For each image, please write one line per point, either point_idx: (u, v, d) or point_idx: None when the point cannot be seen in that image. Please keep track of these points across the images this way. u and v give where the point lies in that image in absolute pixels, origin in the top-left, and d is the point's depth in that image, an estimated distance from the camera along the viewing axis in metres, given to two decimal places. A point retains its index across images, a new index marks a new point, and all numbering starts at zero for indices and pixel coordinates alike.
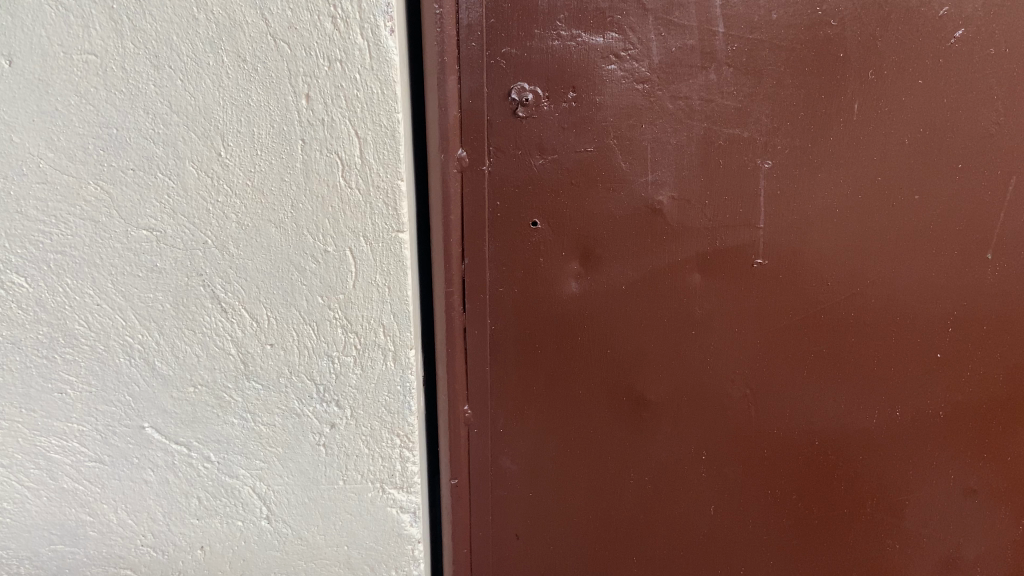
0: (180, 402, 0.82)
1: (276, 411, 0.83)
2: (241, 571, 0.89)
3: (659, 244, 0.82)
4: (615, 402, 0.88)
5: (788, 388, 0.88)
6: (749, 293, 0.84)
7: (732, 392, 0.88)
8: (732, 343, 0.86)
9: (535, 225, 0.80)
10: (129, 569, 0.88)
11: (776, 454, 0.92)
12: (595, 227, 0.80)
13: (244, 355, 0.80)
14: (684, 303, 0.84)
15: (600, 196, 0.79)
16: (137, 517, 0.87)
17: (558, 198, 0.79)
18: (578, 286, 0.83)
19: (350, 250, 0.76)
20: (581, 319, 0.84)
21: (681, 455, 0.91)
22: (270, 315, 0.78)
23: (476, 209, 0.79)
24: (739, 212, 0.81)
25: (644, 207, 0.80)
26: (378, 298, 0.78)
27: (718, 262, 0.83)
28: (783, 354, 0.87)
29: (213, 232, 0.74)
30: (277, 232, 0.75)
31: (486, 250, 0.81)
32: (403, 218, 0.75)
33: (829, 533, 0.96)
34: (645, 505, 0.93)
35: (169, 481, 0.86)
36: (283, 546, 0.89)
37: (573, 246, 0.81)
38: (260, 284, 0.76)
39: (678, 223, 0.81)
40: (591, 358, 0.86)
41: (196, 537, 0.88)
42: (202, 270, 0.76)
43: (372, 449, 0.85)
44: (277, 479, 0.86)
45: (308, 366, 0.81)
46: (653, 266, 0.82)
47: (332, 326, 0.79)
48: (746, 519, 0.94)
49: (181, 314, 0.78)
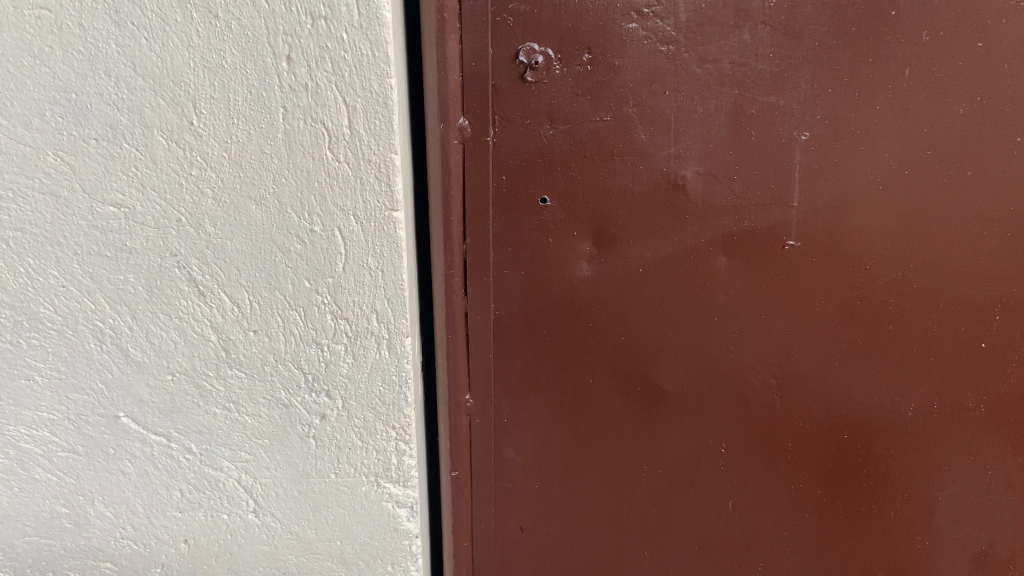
0: (157, 390, 0.76)
1: (261, 402, 0.77)
2: (227, 565, 0.86)
3: (681, 223, 0.74)
4: (628, 392, 0.81)
5: (817, 379, 0.81)
6: (778, 278, 0.77)
7: (756, 383, 0.81)
8: (758, 330, 0.79)
9: (544, 202, 0.73)
10: (109, 562, 0.85)
11: (800, 447, 0.85)
12: (610, 205, 0.73)
13: (226, 342, 0.73)
14: (707, 287, 0.77)
15: (616, 171, 0.72)
16: (115, 509, 0.83)
17: (569, 172, 0.72)
18: (591, 268, 0.75)
19: (339, 230, 0.68)
20: (593, 304, 0.77)
21: (698, 447, 0.85)
22: (252, 299, 0.71)
23: (479, 183, 0.72)
24: (772, 189, 0.73)
25: (665, 182, 0.73)
26: (370, 282, 0.70)
27: (744, 243, 0.75)
28: (812, 343, 0.80)
29: (187, 208, 0.67)
30: (258, 209, 0.67)
31: (491, 229, 0.73)
32: (398, 195, 0.67)
33: (854, 530, 0.90)
34: (656, 499, 0.88)
35: (148, 473, 0.82)
36: (272, 540, 0.85)
37: (586, 224, 0.74)
38: (240, 266, 0.69)
39: (702, 201, 0.73)
40: (602, 345, 0.79)
41: (179, 530, 0.84)
42: (176, 250, 0.68)
43: (365, 441, 0.80)
44: (264, 472, 0.82)
45: (295, 354, 0.74)
46: (674, 247, 0.75)
47: (320, 312, 0.72)
48: (765, 514, 0.88)
49: (155, 299, 0.71)
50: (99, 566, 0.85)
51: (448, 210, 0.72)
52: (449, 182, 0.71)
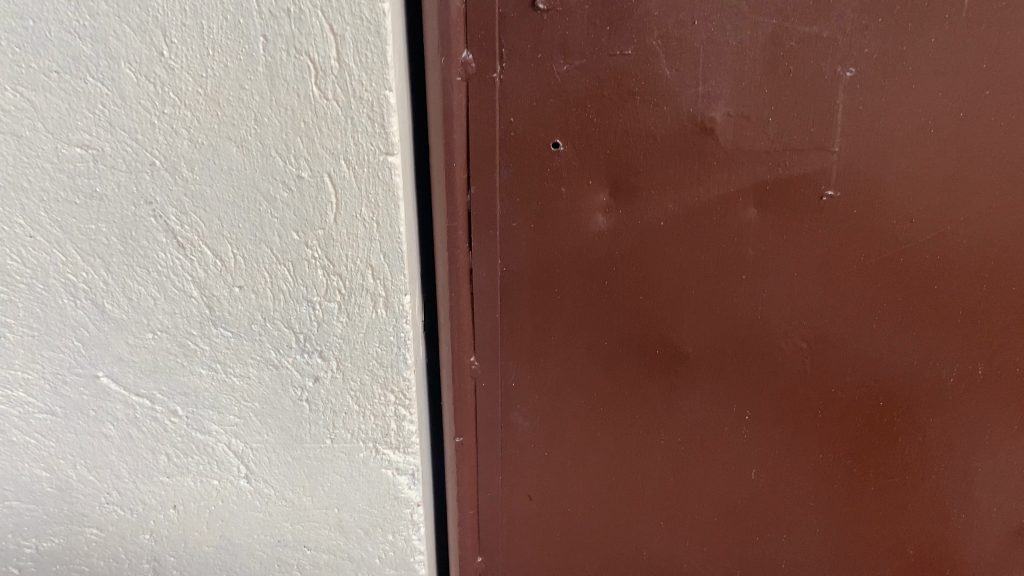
0: (137, 350, 0.71)
1: (250, 362, 0.71)
2: (220, 532, 0.83)
3: (707, 171, 0.66)
4: (646, 354, 0.75)
5: (852, 343, 0.74)
6: (812, 233, 0.69)
7: (786, 348, 0.74)
8: (790, 291, 0.71)
9: (557, 147, 0.66)
10: (95, 528, 0.81)
11: (832, 416, 0.79)
12: (630, 150, 0.66)
13: (209, 299, 0.67)
14: (735, 243, 0.69)
15: (636, 113, 0.64)
16: (99, 473, 0.78)
17: (585, 113, 0.64)
18: (607, 221, 0.69)
19: (329, 176, 0.62)
20: (609, 260, 0.70)
21: (720, 414, 0.79)
22: (236, 253, 0.65)
23: (483, 125, 0.65)
24: (809, 132, 0.65)
25: (691, 125, 0.65)
26: (364, 235, 0.64)
27: (778, 194, 0.67)
28: (848, 306, 0.72)
29: (160, 150, 0.61)
30: (239, 152, 0.61)
31: (497, 176, 0.67)
32: (393, 137, 0.60)
33: (885, 502, 0.84)
34: (674, 466, 0.82)
35: (132, 436, 0.77)
36: (265, 507, 0.82)
37: (602, 172, 0.67)
38: (222, 215, 0.63)
39: (732, 146, 0.65)
40: (619, 305, 0.73)
41: (168, 496, 0.81)
42: (151, 196, 0.62)
43: (363, 407, 0.74)
44: (255, 436, 0.77)
45: (284, 313, 0.68)
46: (699, 199, 0.68)
47: (310, 267, 0.66)
48: (791, 484, 0.83)
49: (131, 251, 0.65)
50: (85, 532, 0.81)
51: (450, 155, 0.65)
52: (451, 124, 0.64)
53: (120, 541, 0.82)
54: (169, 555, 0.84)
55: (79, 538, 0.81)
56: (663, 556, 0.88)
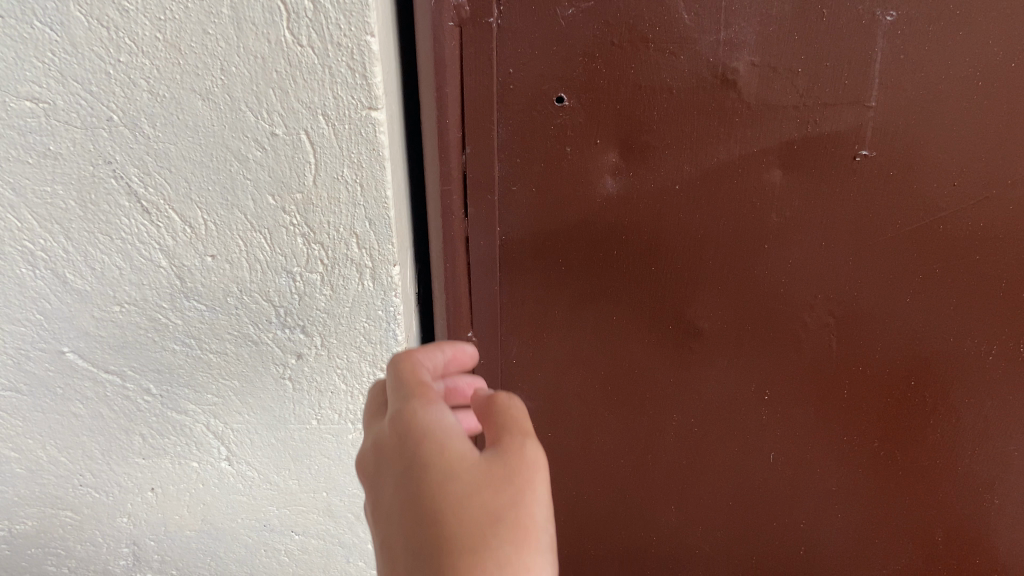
0: (105, 324, 0.65)
1: (227, 337, 0.66)
2: (201, 515, 0.79)
3: (728, 128, 0.59)
4: (659, 329, 0.69)
5: (884, 318, 0.67)
6: (842, 195, 0.62)
7: (811, 323, 0.68)
8: (817, 260, 0.65)
9: (561, 102, 0.58)
10: (70, 509, 0.78)
11: (859, 397, 0.72)
12: (642, 105, 0.58)
13: (179, 269, 0.62)
14: (758, 208, 0.62)
15: (650, 64, 0.56)
16: (70, 454, 0.74)
17: (592, 63, 0.56)
18: (617, 183, 0.62)
19: (306, 133, 0.55)
20: (619, 227, 0.64)
21: (736, 394, 0.73)
22: (207, 218, 0.59)
23: (479, 77, 0.57)
24: (844, 85, 0.57)
25: (710, 76, 0.57)
26: (347, 199, 0.58)
27: (806, 155, 0.60)
28: (881, 277, 0.65)
29: (118, 104, 0.54)
30: (205, 106, 0.54)
31: (496, 136, 0.59)
32: (376, 89, 0.54)
33: (913, 486, 0.78)
34: (686, 448, 0.77)
35: (104, 415, 0.71)
36: (249, 491, 0.78)
37: (611, 130, 0.59)
38: (189, 177, 0.57)
39: (756, 101, 0.57)
40: (629, 274, 0.66)
41: (145, 478, 0.76)
42: (110, 155, 0.56)
43: (350, 386, 0.69)
44: (236, 417, 0.72)
45: (262, 285, 0.63)
46: (718, 161, 0.60)
47: (288, 234, 0.60)
48: (813, 468, 0.77)
49: (91, 216, 0.59)
50: (59, 514, 0.78)
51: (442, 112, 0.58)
52: (442, 79, 0.56)
53: (96, 524, 0.80)
54: (149, 538, 0.81)
55: (54, 520, 0.79)
56: (675, 540, 0.84)
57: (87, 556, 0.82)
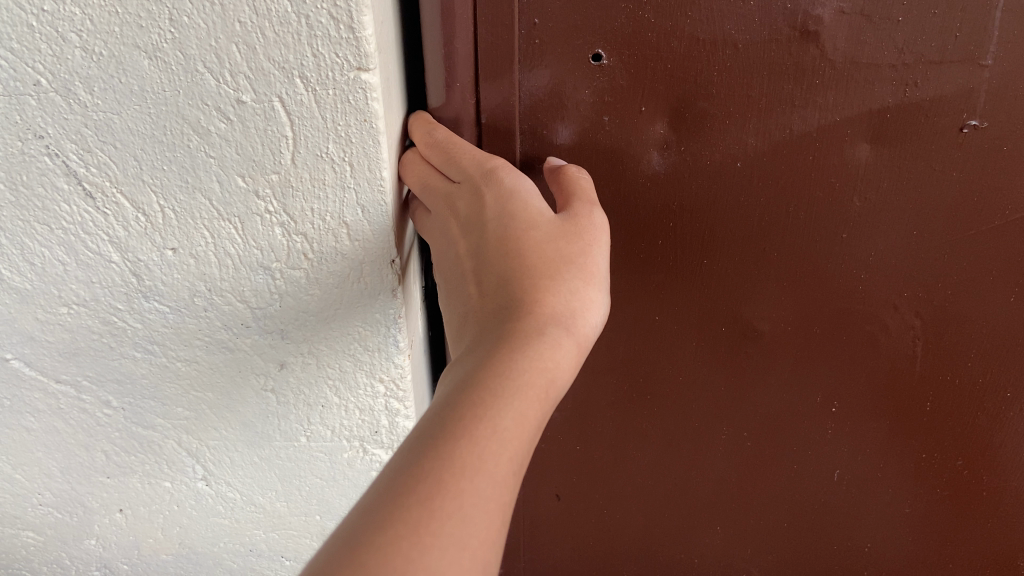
0: (52, 329, 0.55)
1: (197, 344, 0.57)
2: (179, 539, 0.71)
3: (806, 93, 0.47)
4: (710, 331, 0.59)
5: (981, 322, 0.56)
6: (944, 172, 0.50)
7: (892, 325, 0.57)
8: (904, 253, 0.54)
9: (598, 61, 0.47)
10: (31, 531, 0.69)
11: (942, 411, 0.61)
12: (699, 64, 0.46)
13: (134, 265, 0.52)
14: (837, 190, 0.51)
15: (711, 12, 0.45)
16: (26, 472, 0.64)
17: (638, 12, 0.45)
18: (665, 160, 0.51)
19: (280, 100, 0.45)
20: (665, 213, 0.53)
21: (796, 405, 0.63)
22: (165, 205, 0.49)
23: (496, 28, 0.45)
24: (954, 38, 0.45)
25: (787, 28, 0.45)
26: (334, 180, 0.48)
27: (900, 124, 0.49)
28: (981, 274, 0.54)
29: (46, 64, 0.43)
30: (153, 68, 0.43)
31: (517, 103, 0.48)
32: (366, 44, 0.43)
33: (1000, 513, 0.67)
34: (735, 465, 0.67)
35: (60, 430, 0.62)
36: (230, 513, 0.70)
37: (660, 96, 0.48)
38: (140, 155, 0.47)
39: (843, 58, 0.46)
40: (676, 267, 0.56)
41: (112, 499, 0.67)
42: (40, 128, 0.45)
43: (344, 399, 0.61)
44: (211, 434, 0.63)
45: (235, 284, 0.53)
46: (790, 134, 0.49)
47: (263, 223, 0.50)
48: (880, 489, 0.67)
49: (24, 201, 0.48)
50: (19, 535, 0.69)
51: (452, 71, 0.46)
52: (450, 30, 0.44)
53: (60, 547, 0.70)
54: (122, 562, 0.72)
55: (14, 541, 0.69)
56: (716, 561, 0.75)
57: None
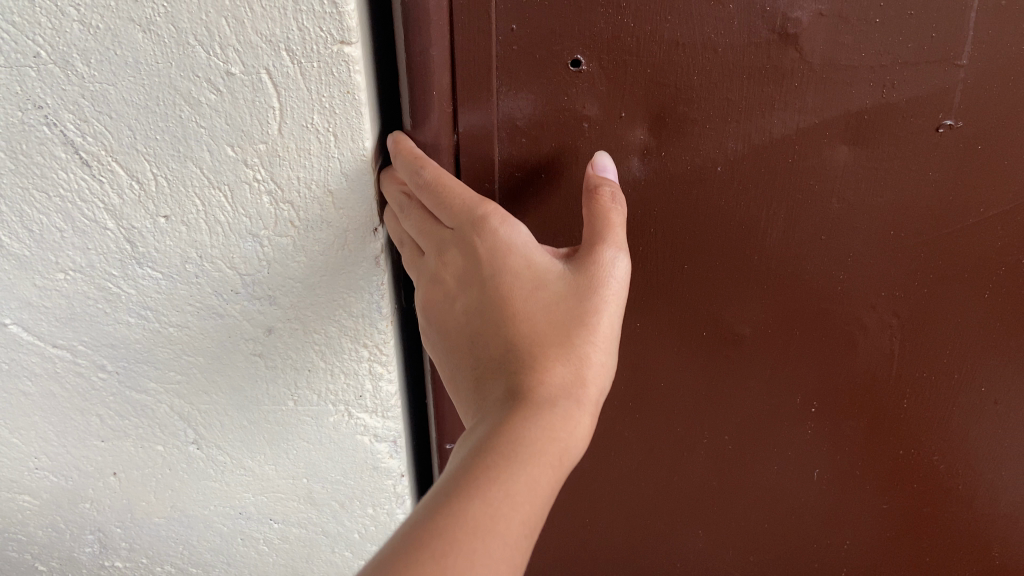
0: (49, 295, 0.56)
1: (188, 309, 0.58)
2: (171, 503, 0.73)
3: (785, 95, 0.48)
4: (692, 337, 0.59)
5: (956, 318, 0.58)
6: (919, 172, 0.51)
7: (870, 325, 0.58)
8: (881, 256, 0.55)
9: (576, 67, 0.46)
10: (28, 494, 0.71)
11: (919, 407, 0.63)
12: (678, 69, 0.46)
13: (128, 232, 0.53)
14: (818, 192, 0.52)
15: (692, 15, 0.45)
16: (23, 436, 0.66)
17: (616, 17, 0.44)
18: (647, 165, 0.50)
19: (267, 72, 0.46)
20: (647, 219, 0.53)
21: (776, 407, 0.63)
22: (158, 173, 0.50)
23: (472, 34, 0.45)
24: (931, 39, 0.46)
25: (767, 32, 0.45)
26: (318, 151, 0.50)
27: (879, 126, 0.49)
28: (956, 271, 0.56)
29: (46, 37, 0.44)
30: (146, 40, 0.45)
31: (495, 109, 0.47)
32: (349, 18, 0.45)
33: (972, 501, 0.69)
34: (716, 467, 0.68)
35: (56, 394, 0.63)
36: (220, 475, 0.72)
37: (638, 100, 0.48)
38: (132, 123, 0.48)
39: (822, 60, 0.47)
40: (657, 276, 0.56)
41: (105, 463, 0.69)
42: (39, 98, 0.46)
43: (330, 363, 0.63)
44: (202, 398, 0.65)
45: (225, 251, 0.55)
46: (772, 137, 0.49)
47: (251, 191, 0.52)
48: (857, 486, 0.68)
49: (23, 170, 0.49)
50: (16, 498, 0.71)
51: (428, 75, 0.46)
52: (425, 36, 0.44)
53: (56, 510, 0.72)
54: (115, 526, 0.75)
55: (12, 504, 0.72)
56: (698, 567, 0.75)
57: (50, 542, 0.75)
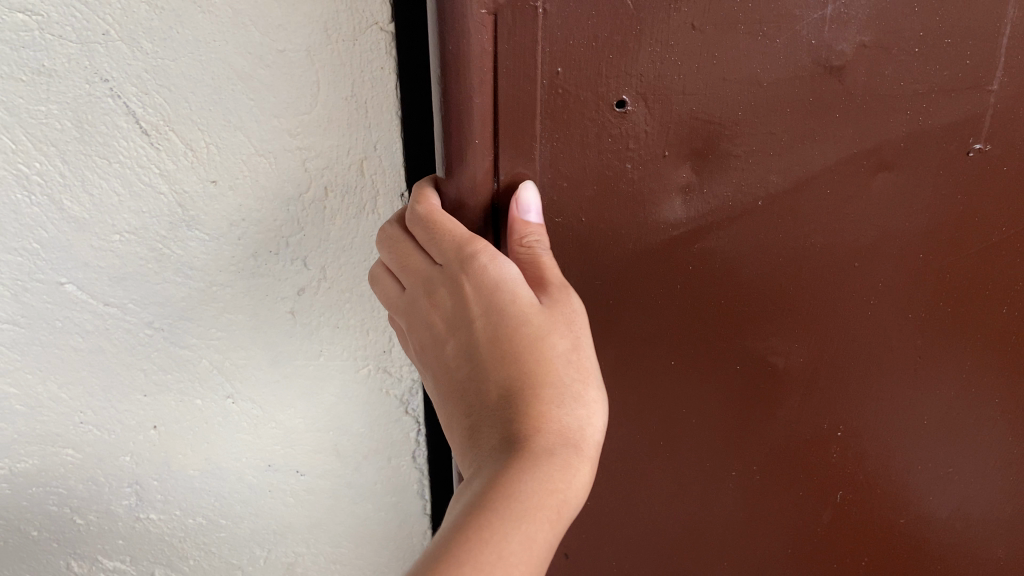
0: (103, 253, 0.62)
1: (230, 270, 0.64)
2: (206, 457, 0.76)
3: (826, 127, 0.49)
4: (727, 373, 0.59)
5: (976, 330, 0.60)
6: (946, 195, 0.53)
7: (898, 346, 0.59)
8: (909, 280, 0.56)
9: (622, 108, 0.45)
10: (71, 448, 0.73)
11: (941, 422, 0.64)
12: (723, 106, 0.46)
13: (180, 196, 0.60)
14: (857, 218, 0.53)
15: (743, 49, 0.45)
16: (70, 390, 0.69)
17: (663, 55, 0.44)
18: (687, 207, 0.50)
19: (314, 49, 0.55)
20: (688, 262, 0.53)
21: (807, 434, 0.63)
22: (210, 142, 0.58)
23: (517, 80, 0.43)
24: (963, 65, 0.48)
25: (811, 65, 0.46)
26: (356, 121, 0.58)
27: (913, 152, 0.51)
28: (979, 286, 0.58)
29: (115, 17, 0.53)
30: (208, 21, 0.53)
31: (538, 154, 0.46)
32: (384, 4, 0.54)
33: (989, 511, 0.70)
34: (743, 510, 0.66)
35: (104, 348, 0.67)
36: (251, 427, 0.74)
37: (682, 139, 0.47)
38: (187, 95, 0.56)
39: (864, 91, 0.48)
40: (695, 313, 0.55)
41: (147, 416, 0.72)
42: (106, 72, 0.54)
43: (361, 318, 0.69)
44: (239, 352, 0.69)
45: (267, 214, 0.62)
46: (812, 169, 0.50)
47: (294, 158, 0.59)
48: (884, 507, 0.68)
49: (88, 138, 0.57)
50: (58, 454, 0.73)
51: (466, 127, 0.43)
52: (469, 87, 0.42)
53: (98, 464, 0.74)
54: (152, 478, 0.76)
55: (55, 459, 0.73)
56: None
57: (88, 496, 0.76)
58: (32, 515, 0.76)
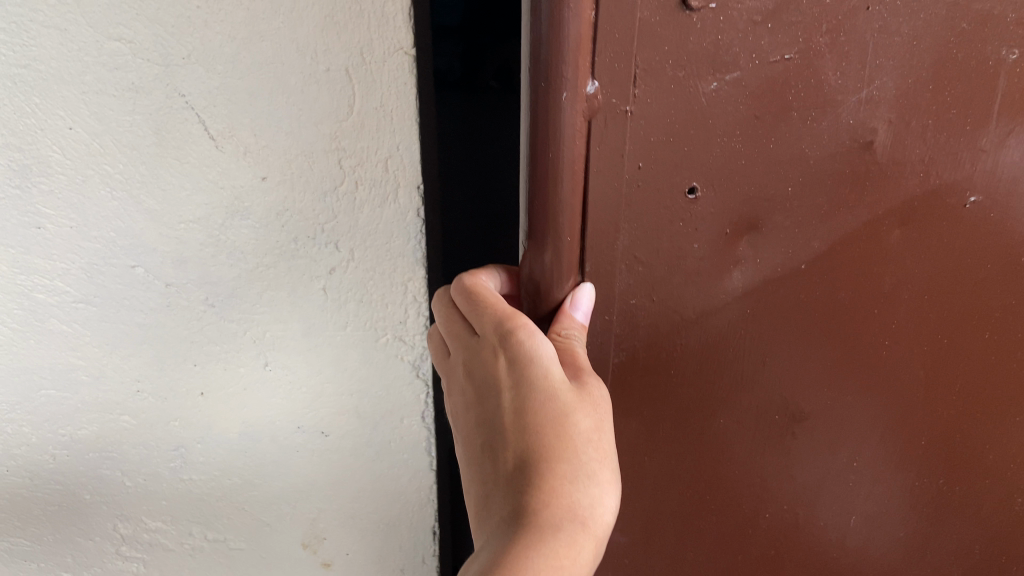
0: (171, 242, 0.69)
1: (271, 251, 0.70)
2: (242, 427, 0.81)
3: (857, 196, 0.55)
4: (767, 422, 0.66)
5: (969, 359, 0.66)
6: (949, 247, 0.60)
7: (904, 376, 0.66)
8: (913, 319, 0.63)
9: (692, 195, 0.52)
10: (129, 416, 0.79)
11: (933, 437, 0.70)
12: (775, 184, 0.53)
13: (237, 190, 0.67)
14: (879, 265, 0.59)
15: (796, 131, 0.51)
16: (133, 363, 0.76)
17: (731, 143, 0.50)
18: (742, 277, 0.57)
19: (351, 69, 0.62)
20: (736, 328, 0.60)
21: (831, 468, 0.70)
22: (258, 142, 0.64)
23: (606, 170, 0.50)
24: (962, 130, 0.54)
25: (850, 142, 0.52)
26: (385, 128, 0.64)
27: (925, 210, 0.57)
28: (973, 321, 0.64)
29: (189, 46, 0.60)
30: (270, 46, 0.60)
31: (619, 239, 0.53)
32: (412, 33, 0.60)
33: (984, 516, 0.76)
34: (773, 538, 0.73)
35: (161, 325, 0.74)
36: (284, 390, 0.79)
37: (738, 217, 0.54)
38: (236, 101, 0.62)
39: (889, 159, 0.54)
40: (740, 370, 0.62)
41: (195, 383, 0.78)
42: (183, 89, 0.62)
43: (381, 293, 0.73)
44: (281, 328, 0.75)
45: (308, 206, 0.68)
46: (846, 229, 0.56)
47: (335, 162, 0.66)
48: (894, 530, 0.75)
49: (165, 141, 0.64)
50: (117, 420, 0.79)
51: (549, 216, 0.51)
52: (556, 182, 0.49)
53: (152, 430, 0.80)
54: (196, 442, 0.81)
55: (113, 424, 0.80)
56: None
57: (140, 460, 0.82)
58: (86, 475, 0.83)
